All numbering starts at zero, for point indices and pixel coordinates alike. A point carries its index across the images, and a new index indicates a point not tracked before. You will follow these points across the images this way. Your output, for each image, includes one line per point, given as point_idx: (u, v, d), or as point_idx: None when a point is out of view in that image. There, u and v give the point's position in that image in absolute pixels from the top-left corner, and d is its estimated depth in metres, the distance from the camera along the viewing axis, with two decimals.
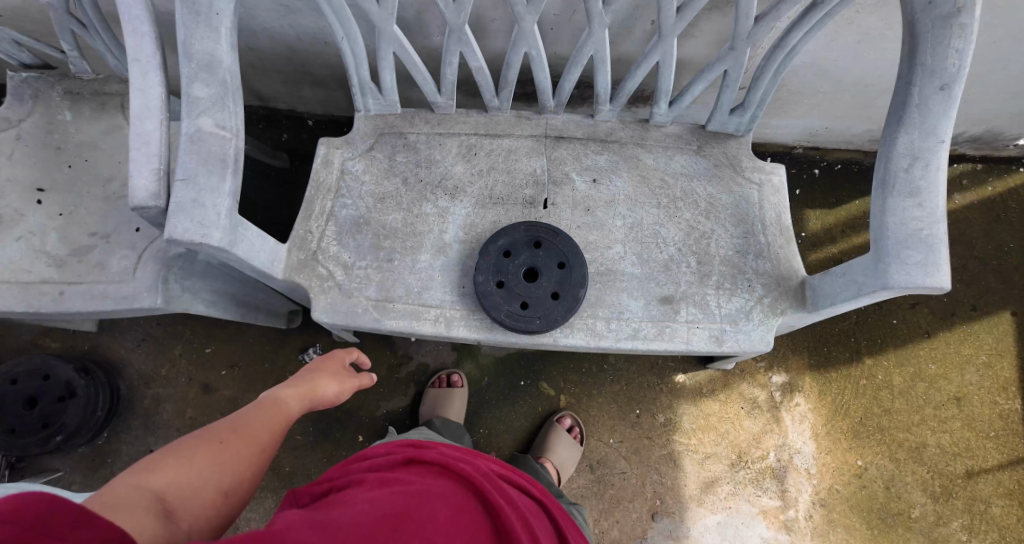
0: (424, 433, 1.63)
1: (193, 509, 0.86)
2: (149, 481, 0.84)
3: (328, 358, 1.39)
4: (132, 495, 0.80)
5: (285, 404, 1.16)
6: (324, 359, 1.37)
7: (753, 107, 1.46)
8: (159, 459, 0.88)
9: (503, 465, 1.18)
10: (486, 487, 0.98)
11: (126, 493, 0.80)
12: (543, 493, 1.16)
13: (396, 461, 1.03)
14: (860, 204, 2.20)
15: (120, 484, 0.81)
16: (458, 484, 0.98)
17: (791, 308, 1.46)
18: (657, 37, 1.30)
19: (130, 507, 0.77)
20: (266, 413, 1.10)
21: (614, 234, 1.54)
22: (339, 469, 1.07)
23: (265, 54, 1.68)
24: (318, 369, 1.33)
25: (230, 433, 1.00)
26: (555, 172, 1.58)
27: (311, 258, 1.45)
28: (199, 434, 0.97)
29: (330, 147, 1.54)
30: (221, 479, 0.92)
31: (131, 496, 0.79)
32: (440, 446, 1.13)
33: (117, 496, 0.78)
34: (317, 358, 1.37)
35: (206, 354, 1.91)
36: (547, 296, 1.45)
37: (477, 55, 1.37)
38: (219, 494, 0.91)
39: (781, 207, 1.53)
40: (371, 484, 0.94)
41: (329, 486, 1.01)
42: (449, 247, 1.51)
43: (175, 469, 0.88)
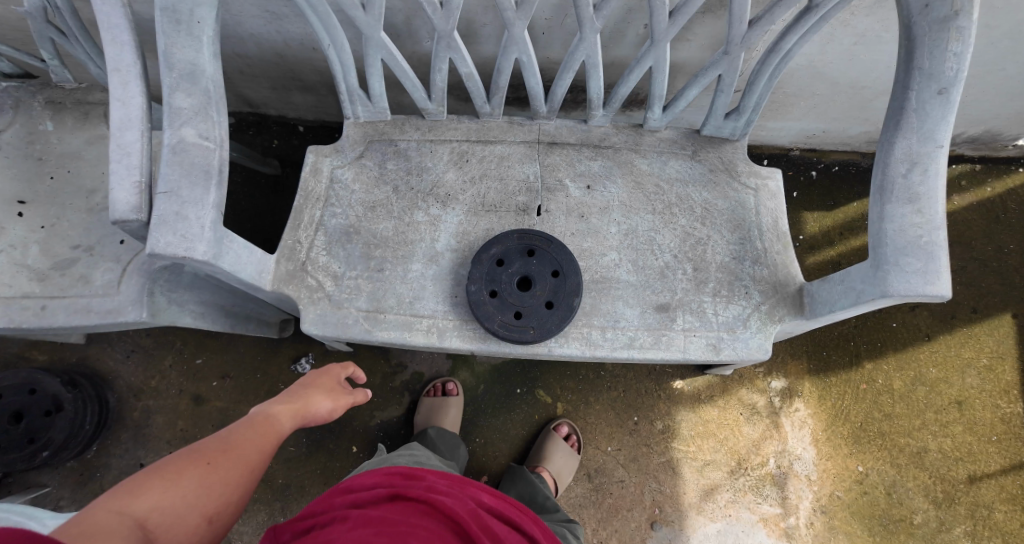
0: (416, 454, 1.44)
1: (176, 536, 0.85)
2: (130, 506, 0.83)
3: (325, 371, 1.34)
4: (110, 523, 0.78)
5: (278, 420, 1.13)
6: (320, 373, 1.33)
7: (748, 111, 1.44)
8: (142, 482, 0.87)
9: (492, 494, 1.15)
10: (473, 528, 0.95)
11: (104, 521, 0.78)
12: (533, 523, 1.14)
13: (381, 497, 1.00)
14: (858, 206, 2.18)
15: (100, 510, 0.80)
16: (443, 526, 0.95)
17: (789, 315, 1.44)
18: (650, 42, 1.27)
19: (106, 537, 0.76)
20: (257, 431, 1.07)
21: (608, 240, 1.52)
22: (322, 503, 1.05)
23: (253, 60, 1.66)
24: (314, 382, 1.29)
25: (219, 452, 0.99)
26: (548, 178, 1.56)
27: (300, 269, 1.42)
28: (186, 453, 0.96)
29: (318, 154, 1.51)
30: (205, 504, 0.91)
31: (109, 525, 0.78)
32: (429, 478, 1.10)
33: (94, 525, 0.77)
34: (313, 371, 1.33)
35: (197, 364, 1.88)
36: (541, 306, 1.43)
37: (466, 61, 1.35)
38: (203, 520, 0.90)
39: (778, 212, 1.51)
40: (354, 521, 0.92)
41: (312, 523, 0.99)
42: (441, 256, 1.49)
43: (157, 494, 0.86)
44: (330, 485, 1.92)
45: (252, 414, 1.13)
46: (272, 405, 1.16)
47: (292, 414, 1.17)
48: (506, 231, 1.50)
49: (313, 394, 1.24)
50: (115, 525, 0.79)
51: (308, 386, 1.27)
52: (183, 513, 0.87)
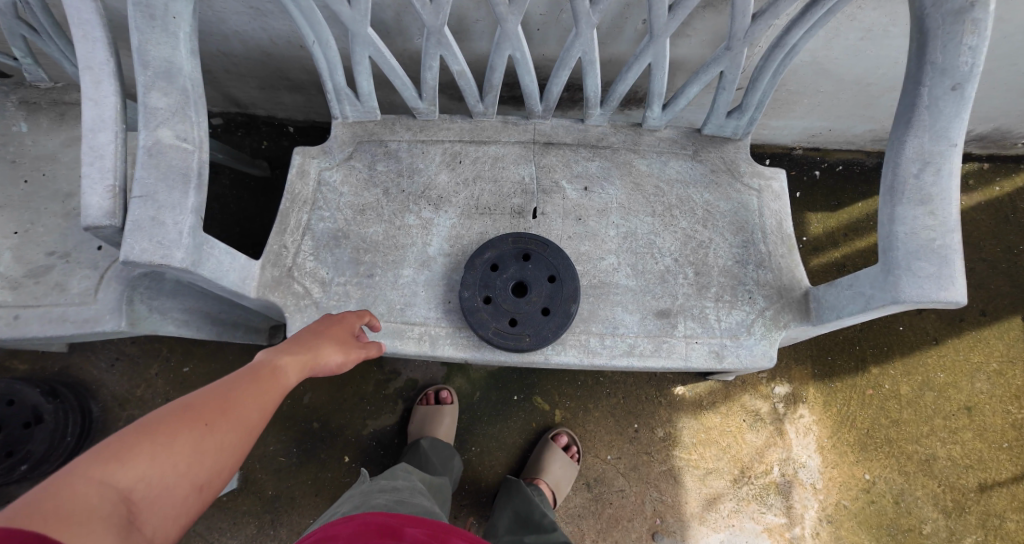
0: (397, 492, 1.29)
1: (163, 513, 0.73)
2: (111, 476, 0.71)
3: (336, 318, 1.20)
4: (86, 499, 0.67)
5: (282, 375, 0.99)
6: (331, 322, 1.18)
7: (751, 109, 1.38)
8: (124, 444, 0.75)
9: None
10: None
11: (78, 496, 0.67)
12: None
13: None
14: (863, 206, 2.13)
15: (75, 478, 0.68)
16: None
17: (795, 321, 1.38)
18: (648, 38, 1.23)
19: (80, 519, 0.64)
20: (258, 388, 0.94)
21: (607, 243, 1.47)
22: None
23: (239, 59, 1.60)
24: (325, 331, 1.14)
25: (216, 413, 0.86)
26: (544, 180, 1.51)
27: (286, 275, 1.37)
28: (178, 409, 0.83)
29: (305, 156, 1.46)
30: (198, 473, 0.79)
31: (85, 502, 0.66)
32: (408, 535, 0.97)
33: (67, 499, 0.65)
34: (327, 318, 1.19)
35: (184, 372, 1.83)
36: (537, 313, 1.38)
37: (457, 58, 1.30)
38: (194, 489, 0.79)
39: (783, 214, 1.45)
40: None
41: None
42: (434, 260, 1.44)
43: (145, 460, 0.74)
44: (322, 495, 1.87)
45: (255, 364, 1.00)
46: (276, 356, 1.02)
47: (298, 369, 1.04)
48: (501, 235, 1.45)
49: (322, 345, 1.10)
50: (89, 502, 0.67)
51: (316, 335, 1.13)
52: (172, 485, 0.76)
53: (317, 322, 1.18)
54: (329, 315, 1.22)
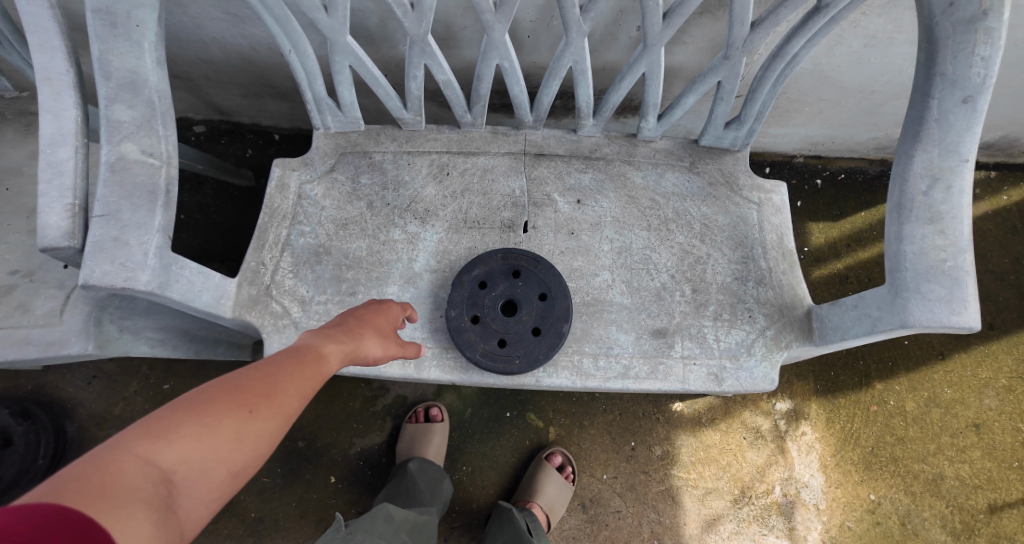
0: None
1: (198, 499, 0.69)
2: (151, 455, 0.66)
3: (377, 306, 1.13)
4: (126, 478, 0.62)
5: (325, 360, 0.93)
6: (378, 309, 1.12)
7: (750, 120, 1.31)
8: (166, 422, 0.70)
9: None
10: None
11: (120, 474, 0.62)
12: None
13: None
14: (866, 216, 2.06)
15: (116, 454, 0.64)
16: None
17: (797, 341, 1.32)
18: (642, 47, 1.17)
19: (118, 498, 0.60)
20: (303, 373, 0.88)
21: (601, 259, 1.41)
22: None
23: (219, 66, 1.53)
24: (370, 320, 1.08)
25: (260, 395, 0.80)
26: (535, 193, 1.44)
27: (264, 293, 1.31)
28: (222, 388, 0.78)
29: (284, 168, 1.39)
30: (238, 460, 0.74)
31: (125, 481, 0.62)
32: None
33: (106, 476, 0.61)
34: (373, 306, 1.13)
35: (164, 390, 1.76)
36: (527, 333, 1.31)
37: (443, 67, 1.24)
38: (229, 477, 0.73)
39: (784, 228, 1.39)
40: None
41: None
42: (420, 277, 1.38)
43: (189, 441, 0.70)
44: (308, 518, 1.80)
45: (300, 346, 0.94)
46: (320, 340, 0.96)
47: (342, 355, 0.97)
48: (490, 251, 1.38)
49: (364, 333, 1.03)
50: (129, 481, 0.62)
51: (359, 321, 1.06)
52: (211, 469, 0.71)
53: (359, 308, 1.11)
54: (370, 302, 1.15)
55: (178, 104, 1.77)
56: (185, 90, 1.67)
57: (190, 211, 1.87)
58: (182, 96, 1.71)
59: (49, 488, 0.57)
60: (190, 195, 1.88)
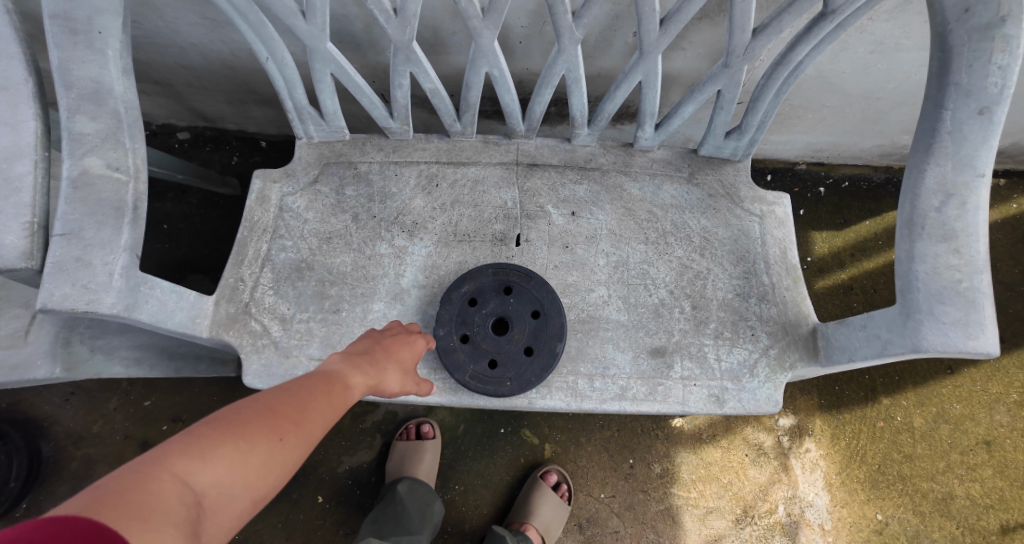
0: None
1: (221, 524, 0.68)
2: (187, 475, 0.65)
3: (403, 336, 1.12)
4: (163, 497, 0.62)
5: (349, 391, 0.93)
6: (403, 339, 1.11)
7: (751, 130, 1.25)
8: (200, 440, 0.70)
9: None
10: None
11: (158, 493, 0.62)
12: None
13: None
14: (871, 224, 1.99)
15: (155, 471, 0.64)
16: None
17: (802, 361, 1.26)
18: (638, 55, 1.11)
19: (151, 520, 0.58)
20: (330, 402, 0.87)
21: (596, 273, 1.35)
22: None
23: (200, 71, 1.46)
24: (394, 351, 1.07)
25: (291, 421, 0.80)
26: (528, 204, 1.39)
27: (243, 311, 1.25)
28: (257, 410, 0.78)
29: (265, 180, 1.33)
30: (263, 486, 0.73)
31: (161, 501, 0.61)
32: None
33: (142, 494, 0.60)
34: (399, 335, 1.12)
35: (145, 407, 1.71)
36: (518, 353, 1.25)
37: (429, 75, 1.18)
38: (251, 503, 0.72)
39: (787, 242, 1.33)
40: None
41: None
42: (407, 293, 1.32)
43: (223, 462, 0.69)
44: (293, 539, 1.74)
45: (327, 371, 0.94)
46: (346, 368, 0.96)
47: (363, 389, 0.96)
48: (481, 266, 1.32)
49: (387, 366, 1.02)
50: (163, 502, 0.61)
51: (384, 351, 1.05)
52: (238, 494, 0.70)
53: (384, 335, 1.10)
54: (395, 330, 1.14)
55: (160, 111, 1.71)
56: (166, 96, 1.61)
57: (173, 221, 1.81)
58: (163, 103, 1.65)
59: (94, 501, 0.56)
60: (173, 204, 1.82)
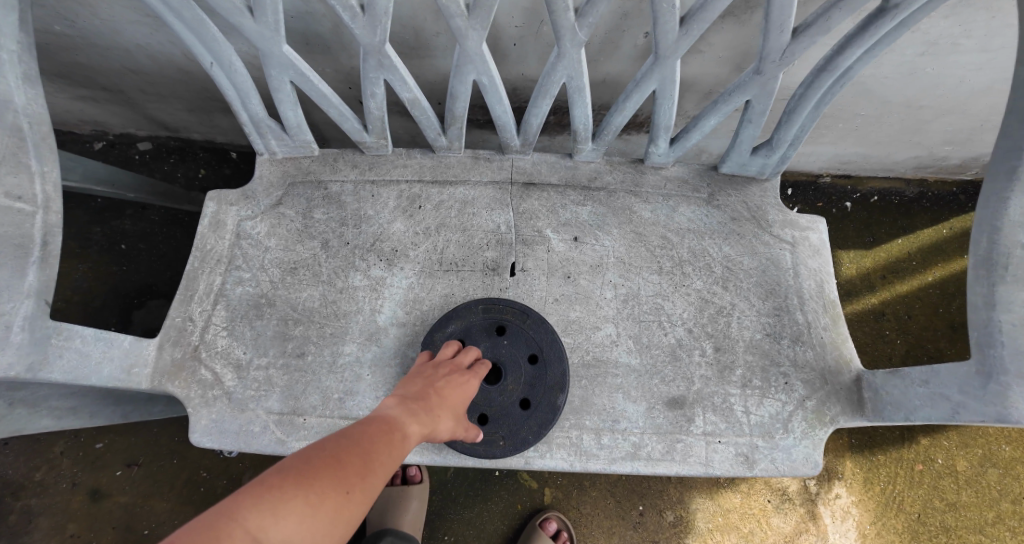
0: None
1: None
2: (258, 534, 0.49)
3: (454, 375, 0.92)
4: None
5: (410, 437, 0.74)
6: (456, 374, 0.93)
7: (783, 146, 1.07)
8: (269, 488, 0.53)
9: None
10: None
11: None
12: None
13: None
14: (903, 244, 1.75)
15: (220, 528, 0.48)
16: None
17: (845, 416, 1.07)
18: (652, 60, 0.94)
19: None
20: (397, 446, 0.69)
21: (603, 309, 1.17)
22: None
23: (153, 76, 1.29)
24: (449, 386, 0.89)
25: (361, 468, 0.62)
26: (524, 229, 1.21)
27: (191, 357, 1.08)
28: (327, 453, 0.61)
29: (220, 202, 1.15)
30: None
31: None
32: None
33: None
34: (450, 369, 0.93)
35: (96, 450, 1.53)
36: (512, 407, 1.07)
37: (407, 83, 1.01)
38: None
39: (824, 274, 1.15)
40: None
41: None
42: (384, 333, 1.14)
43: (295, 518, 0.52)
44: None
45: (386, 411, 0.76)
46: (404, 409, 0.77)
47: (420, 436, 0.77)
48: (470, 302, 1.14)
49: (445, 409, 0.84)
50: None
51: (440, 391, 0.87)
52: None
53: (437, 371, 0.92)
54: (447, 365, 0.94)
55: (115, 120, 1.53)
56: (119, 104, 1.43)
57: (132, 241, 1.64)
58: (117, 111, 1.47)
59: None
60: (132, 223, 1.64)
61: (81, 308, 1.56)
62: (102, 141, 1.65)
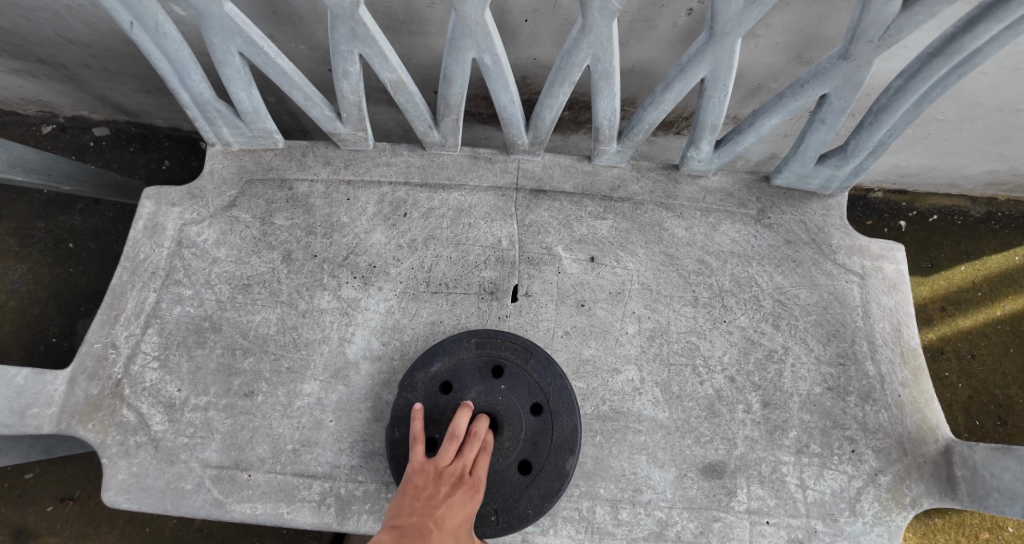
0: None
1: None
2: None
3: (459, 486, 0.71)
4: None
5: None
6: (462, 483, 0.71)
7: (861, 155, 0.85)
8: None
9: None
10: None
11: None
12: None
13: None
14: (967, 271, 1.52)
15: None
16: None
17: (932, 497, 0.84)
18: (706, 37, 0.73)
19: None
20: None
21: (624, 347, 0.94)
22: None
23: (96, 48, 1.12)
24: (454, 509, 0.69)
25: None
26: (530, 245, 0.99)
27: (111, 393, 0.87)
28: None
29: (159, 201, 0.95)
30: None
31: None
32: None
33: None
34: (455, 473, 0.72)
35: (25, 482, 1.35)
36: (508, 471, 0.84)
37: (388, 60, 0.80)
38: None
39: (902, 314, 0.93)
40: None
41: None
42: (353, 369, 0.92)
43: None
44: None
45: None
46: None
47: None
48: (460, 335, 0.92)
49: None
50: None
51: (440, 520, 0.67)
52: None
53: (438, 484, 0.70)
54: (448, 470, 0.72)
55: (61, 99, 1.39)
56: (63, 81, 1.29)
57: (81, 239, 1.48)
58: (63, 89, 1.33)
59: None
60: (82, 218, 1.49)
61: (16, 314, 1.41)
62: (52, 125, 1.48)
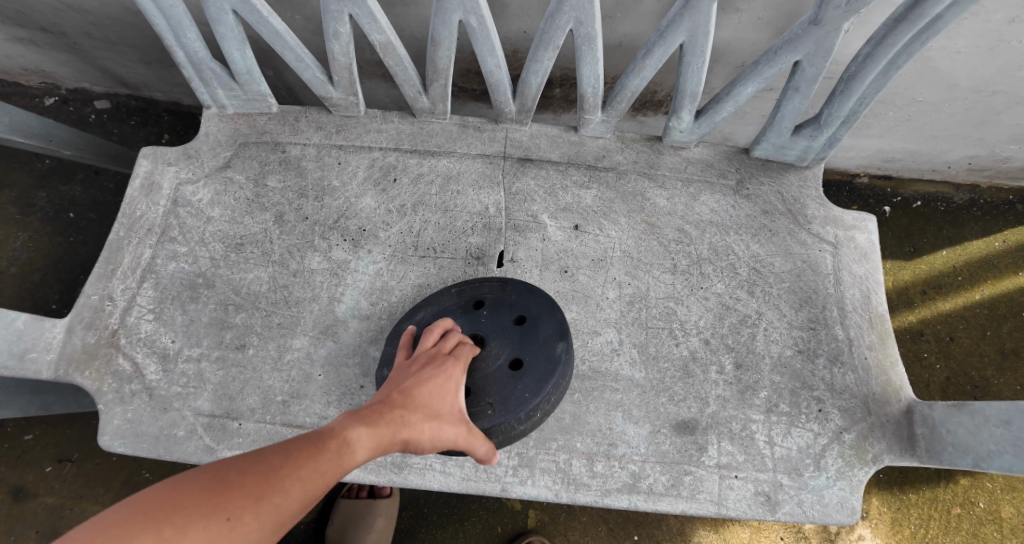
0: None
1: None
2: None
3: (434, 364, 0.69)
4: None
5: (357, 443, 0.53)
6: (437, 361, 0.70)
7: (834, 124, 0.88)
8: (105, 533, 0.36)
9: None
10: None
11: None
12: None
13: None
14: (948, 256, 1.55)
15: None
16: None
17: (893, 454, 0.88)
18: (682, 1, 0.76)
19: None
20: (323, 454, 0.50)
21: (604, 311, 0.98)
22: None
23: (97, 16, 1.15)
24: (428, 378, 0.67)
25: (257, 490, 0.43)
26: (515, 212, 1.02)
27: (108, 343, 0.90)
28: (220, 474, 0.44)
29: (156, 160, 0.98)
30: None
31: None
32: None
33: None
34: (428, 354, 0.72)
35: (25, 444, 1.39)
36: (500, 371, 0.82)
37: (377, 21, 0.83)
38: None
39: (873, 282, 0.96)
40: None
41: None
42: (341, 327, 0.95)
43: None
44: None
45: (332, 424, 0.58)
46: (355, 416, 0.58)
47: (379, 441, 0.56)
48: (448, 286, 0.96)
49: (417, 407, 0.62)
50: None
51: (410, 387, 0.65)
52: None
53: (411, 365, 0.70)
54: (425, 355, 0.72)
55: (63, 70, 1.42)
56: (64, 51, 1.32)
57: (81, 209, 1.51)
58: (64, 59, 1.36)
59: None
60: (82, 189, 1.53)
61: (16, 281, 1.44)
62: (55, 97, 1.51)
